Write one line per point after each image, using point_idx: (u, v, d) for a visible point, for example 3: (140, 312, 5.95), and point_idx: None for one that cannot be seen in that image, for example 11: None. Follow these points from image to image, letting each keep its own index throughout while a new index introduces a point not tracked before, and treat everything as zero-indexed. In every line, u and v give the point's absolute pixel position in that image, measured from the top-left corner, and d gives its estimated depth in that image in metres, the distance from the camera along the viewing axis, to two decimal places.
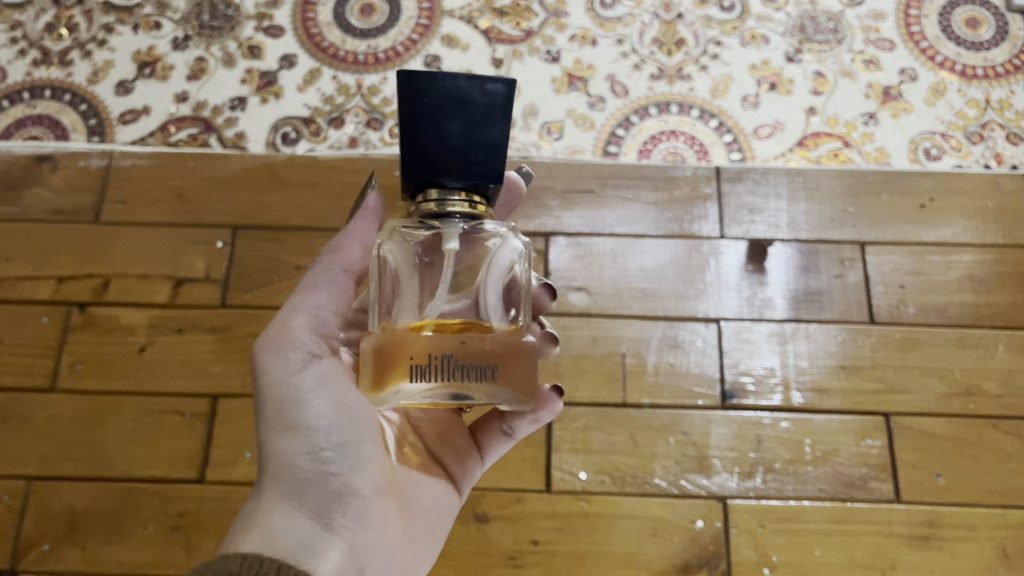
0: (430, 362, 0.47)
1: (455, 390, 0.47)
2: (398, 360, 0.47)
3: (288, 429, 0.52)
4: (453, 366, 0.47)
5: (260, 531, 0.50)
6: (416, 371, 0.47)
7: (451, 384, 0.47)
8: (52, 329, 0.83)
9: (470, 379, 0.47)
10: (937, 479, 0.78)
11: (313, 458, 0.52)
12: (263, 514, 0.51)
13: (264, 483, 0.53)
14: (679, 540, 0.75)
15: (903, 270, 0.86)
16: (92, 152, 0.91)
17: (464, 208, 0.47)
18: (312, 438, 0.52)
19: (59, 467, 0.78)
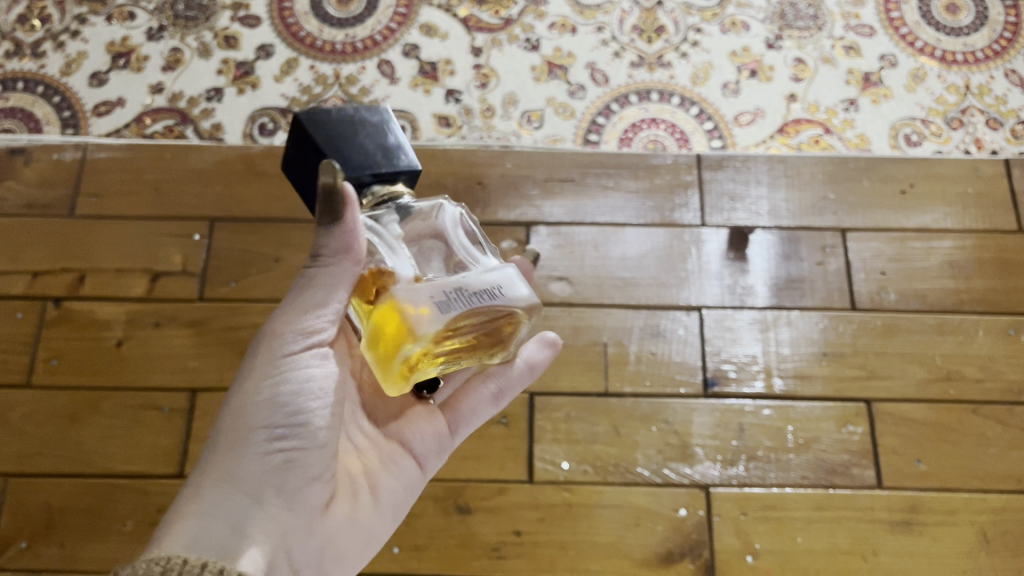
0: (448, 295, 0.51)
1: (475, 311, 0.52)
2: (418, 301, 0.50)
3: (246, 411, 0.53)
4: (467, 294, 0.52)
5: (196, 514, 0.51)
6: (440, 305, 0.51)
7: (471, 308, 0.52)
8: (27, 325, 0.82)
9: (485, 299, 0.52)
10: (917, 464, 0.78)
11: (262, 442, 0.53)
12: (200, 494, 0.52)
13: (207, 464, 0.53)
14: (662, 529, 0.75)
15: (885, 257, 0.86)
16: (66, 144, 0.90)
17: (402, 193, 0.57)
18: (267, 421, 0.53)
19: (35, 464, 0.77)
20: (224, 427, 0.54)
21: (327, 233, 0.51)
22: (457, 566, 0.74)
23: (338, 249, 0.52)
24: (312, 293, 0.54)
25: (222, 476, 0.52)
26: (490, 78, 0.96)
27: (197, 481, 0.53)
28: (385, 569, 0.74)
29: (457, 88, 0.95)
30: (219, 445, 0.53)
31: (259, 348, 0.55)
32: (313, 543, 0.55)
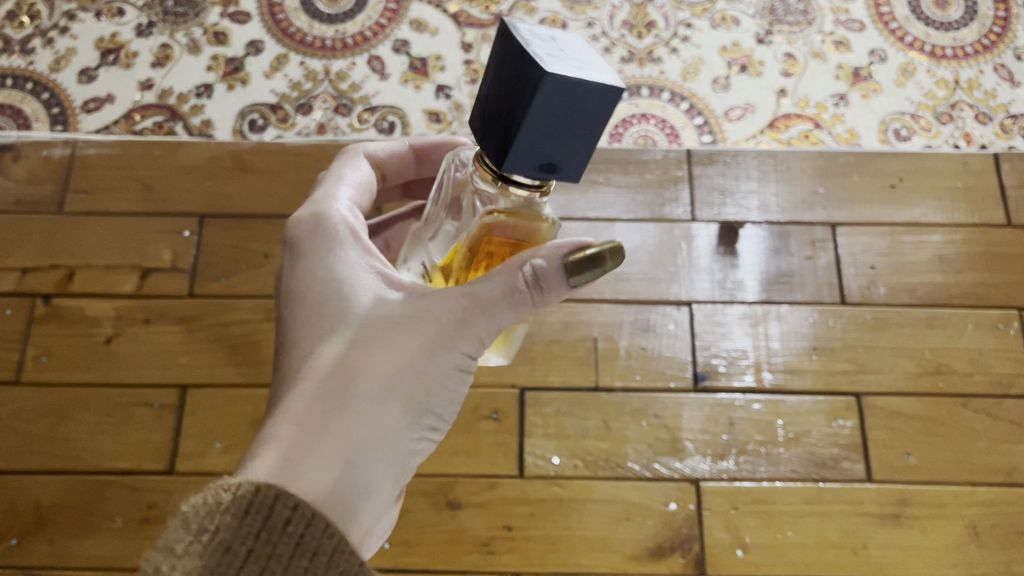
0: None
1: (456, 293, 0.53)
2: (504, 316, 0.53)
3: (416, 378, 0.47)
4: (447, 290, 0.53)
5: (335, 468, 0.44)
6: None
7: None
8: (16, 321, 0.82)
9: None
10: (907, 458, 0.78)
11: (415, 422, 0.48)
12: (342, 436, 0.44)
13: (352, 399, 0.45)
14: (652, 524, 0.75)
15: (874, 251, 0.86)
16: (55, 141, 0.89)
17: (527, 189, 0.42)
18: (429, 401, 0.48)
19: (25, 461, 0.77)
20: (392, 371, 0.46)
21: (563, 270, 0.45)
22: (448, 561, 0.74)
23: (546, 282, 0.45)
24: (503, 310, 0.46)
25: (373, 433, 0.46)
26: (480, 73, 0.96)
27: (336, 406, 0.45)
28: (377, 565, 0.74)
29: (448, 83, 0.95)
30: (376, 390, 0.46)
31: (460, 314, 0.46)
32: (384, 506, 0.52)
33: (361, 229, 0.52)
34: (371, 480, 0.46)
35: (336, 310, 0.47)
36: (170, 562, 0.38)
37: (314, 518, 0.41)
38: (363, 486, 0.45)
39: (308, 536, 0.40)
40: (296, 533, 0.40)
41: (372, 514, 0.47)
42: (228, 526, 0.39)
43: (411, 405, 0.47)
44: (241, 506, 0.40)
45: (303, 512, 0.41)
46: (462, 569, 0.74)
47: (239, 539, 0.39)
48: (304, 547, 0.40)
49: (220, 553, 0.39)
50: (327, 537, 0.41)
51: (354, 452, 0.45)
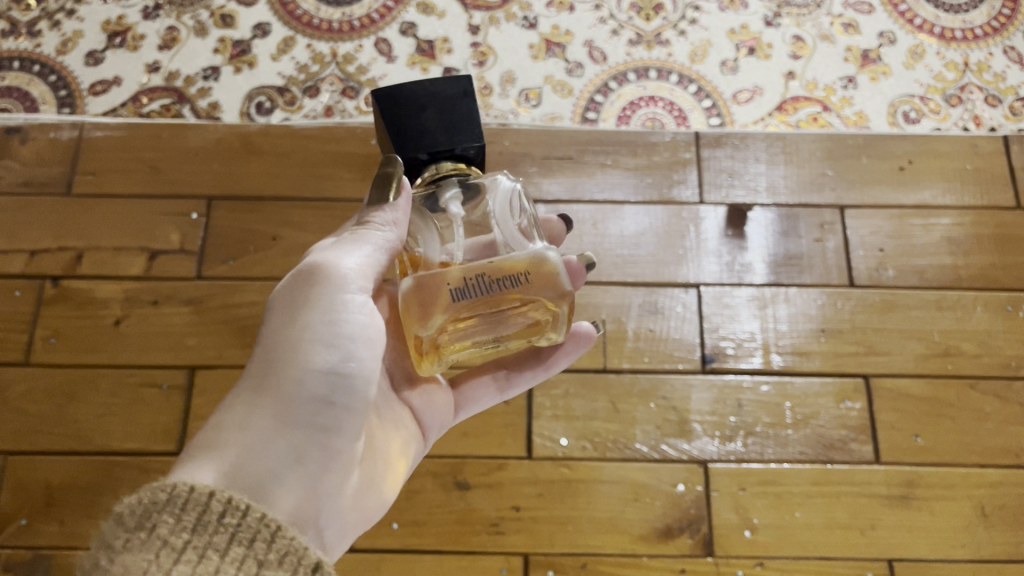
0: (467, 282, 0.49)
1: (495, 300, 0.50)
2: (441, 292, 0.49)
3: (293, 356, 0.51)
4: (487, 281, 0.50)
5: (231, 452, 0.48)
6: (458, 293, 0.49)
7: (490, 297, 0.50)
8: (25, 303, 0.82)
9: (503, 289, 0.50)
10: (915, 440, 0.78)
11: (310, 396, 0.51)
12: (234, 425, 0.49)
13: (241, 392, 0.51)
14: (660, 505, 0.75)
15: (883, 234, 0.86)
16: (63, 123, 0.89)
17: (451, 168, 0.53)
18: (324, 385, 0.51)
19: (34, 442, 0.77)
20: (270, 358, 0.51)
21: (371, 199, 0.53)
22: (455, 541, 0.74)
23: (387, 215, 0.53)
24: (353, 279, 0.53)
25: (260, 415, 0.50)
26: (488, 56, 0.95)
27: (238, 406, 0.50)
28: (385, 546, 0.74)
29: (455, 66, 0.95)
30: (260, 380, 0.51)
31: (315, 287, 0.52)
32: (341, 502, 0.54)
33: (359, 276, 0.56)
34: (269, 456, 0.49)
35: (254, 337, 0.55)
36: (112, 557, 0.40)
37: (249, 509, 0.43)
38: (269, 467, 0.49)
39: (245, 526, 0.43)
40: (233, 524, 0.43)
41: (296, 492, 0.50)
42: (167, 522, 0.42)
43: (299, 381, 0.50)
44: (178, 505, 0.42)
45: (240, 504, 0.43)
46: (470, 549, 0.74)
47: (177, 532, 0.41)
48: (242, 536, 0.43)
49: (160, 545, 0.41)
50: (261, 527, 0.43)
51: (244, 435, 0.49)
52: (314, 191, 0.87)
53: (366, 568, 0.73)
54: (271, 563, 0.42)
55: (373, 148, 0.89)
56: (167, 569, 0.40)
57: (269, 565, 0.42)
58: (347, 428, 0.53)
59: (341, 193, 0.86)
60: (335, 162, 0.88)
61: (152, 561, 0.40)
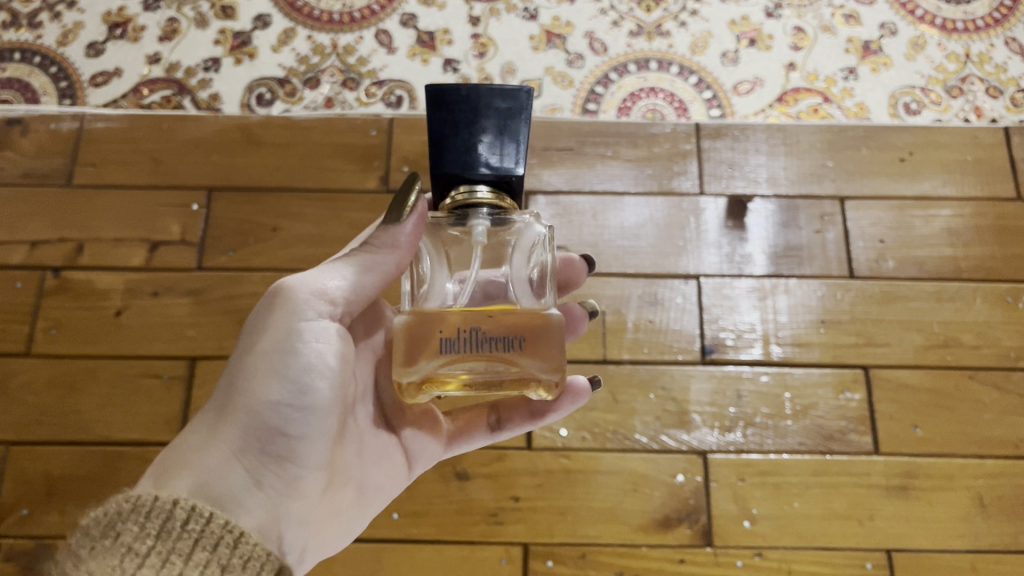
0: (459, 334, 0.48)
1: (483, 361, 0.48)
2: (432, 336, 0.48)
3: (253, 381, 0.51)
4: (480, 336, 0.48)
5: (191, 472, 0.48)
6: (446, 344, 0.48)
7: (479, 356, 0.48)
8: (26, 294, 0.82)
9: (494, 350, 0.48)
10: (914, 430, 0.78)
11: (267, 420, 0.50)
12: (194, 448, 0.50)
13: (204, 419, 0.51)
14: (659, 495, 0.75)
15: (883, 225, 0.86)
16: (63, 115, 0.90)
17: (490, 200, 0.50)
18: (285, 406, 0.51)
19: (35, 432, 0.77)
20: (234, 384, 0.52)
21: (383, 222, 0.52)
22: (455, 532, 0.74)
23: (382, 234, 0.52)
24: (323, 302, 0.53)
25: (216, 438, 0.50)
26: (488, 48, 0.95)
27: (204, 429, 0.51)
28: (385, 536, 0.74)
29: (456, 57, 0.95)
30: (223, 406, 0.52)
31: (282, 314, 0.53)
32: (305, 531, 0.53)
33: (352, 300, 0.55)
34: (225, 477, 0.49)
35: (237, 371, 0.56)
36: (77, 566, 0.40)
37: (213, 516, 0.43)
38: (225, 488, 0.48)
39: (208, 533, 0.43)
40: (197, 530, 0.43)
41: (252, 515, 0.49)
42: (132, 529, 0.42)
43: (257, 406, 0.50)
44: (142, 513, 0.42)
45: (203, 512, 0.44)
46: (469, 540, 0.74)
47: (141, 538, 0.41)
48: (205, 541, 0.43)
49: (124, 551, 0.41)
50: (222, 532, 0.43)
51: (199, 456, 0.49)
52: (314, 183, 0.87)
53: (366, 558, 0.74)
54: (234, 567, 0.43)
55: (373, 140, 0.89)
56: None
57: (233, 570, 0.43)
58: (312, 452, 0.52)
59: (342, 184, 0.86)
60: (335, 153, 0.88)
61: (115, 567, 0.40)
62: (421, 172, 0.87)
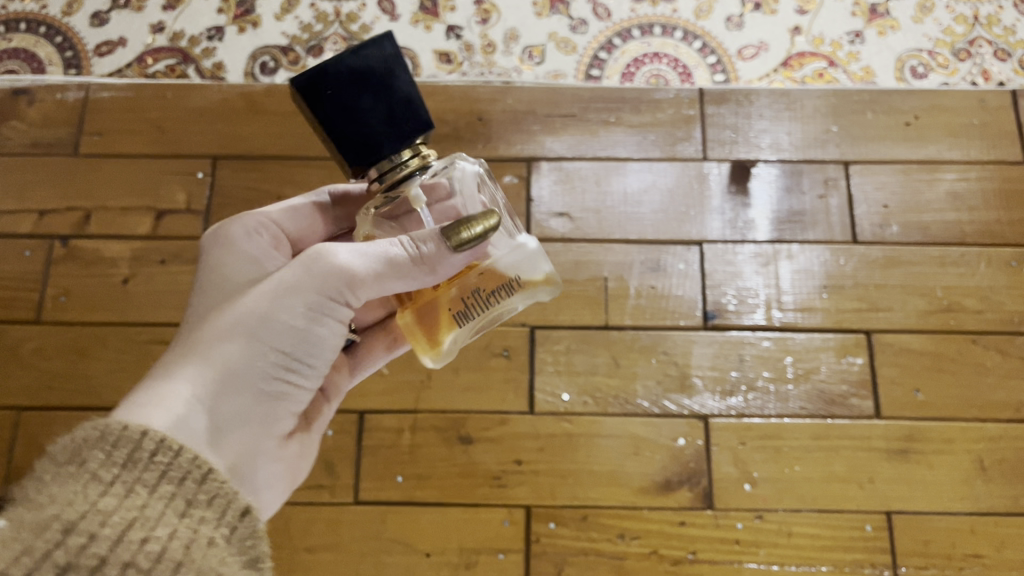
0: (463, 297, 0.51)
1: (493, 294, 0.52)
2: (439, 312, 0.52)
3: (268, 323, 0.49)
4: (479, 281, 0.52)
5: (187, 402, 0.47)
6: (458, 307, 0.52)
7: (486, 294, 0.52)
8: (35, 262, 0.83)
9: (497, 279, 0.52)
10: (916, 395, 0.78)
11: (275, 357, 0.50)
12: (188, 375, 0.48)
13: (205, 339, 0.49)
14: (660, 459, 0.76)
15: (888, 189, 0.86)
16: (69, 84, 0.90)
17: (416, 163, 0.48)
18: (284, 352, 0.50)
19: (46, 398, 0.78)
20: (240, 314, 0.49)
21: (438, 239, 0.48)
22: (459, 494, 0.76)
23: (432, 254, 0.48)
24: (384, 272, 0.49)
25: (214, 372, 0.48)
26: (491, 14, 0.95)
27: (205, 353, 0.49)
28: (390, 498, 0.76)
29: (459, 24, 0.94)
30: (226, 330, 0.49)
31: (299, 264, 0.50)
32: (273, 472, 0.54)
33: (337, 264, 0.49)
34: (215, 412, 0.48)
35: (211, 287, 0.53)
36: (39, 488, 0.38)
37: (182, 449, 0.42)
38: (211, 423, 0.48)
39: (176, 465, 0.41)
40: (163, 464, 0.41)
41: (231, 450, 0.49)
42: (98, 457, 0.39)
43: (263, 345, 0.49)
44: (110, 441, 0.40)
45: (173, 444, 0.42)
46: (473, 502, 0.75)
47: (107, 466, 0.39)
48: (171, 475, 0.41)
49: (89, 479, 0.38)
50: (193, 468, 0.42)
51: (205, 392, 0.48)
52: (318, 149, 0.87)
53: (371, 520, 0.75)
54: (200, 503, 0.41)
55: None
56: (93, 502, 0.37)
57: (197, 505, 0.41)
58: (293, 397, 0.53)
59: None
60: None
61: (77, 492, 0.38)
62: None
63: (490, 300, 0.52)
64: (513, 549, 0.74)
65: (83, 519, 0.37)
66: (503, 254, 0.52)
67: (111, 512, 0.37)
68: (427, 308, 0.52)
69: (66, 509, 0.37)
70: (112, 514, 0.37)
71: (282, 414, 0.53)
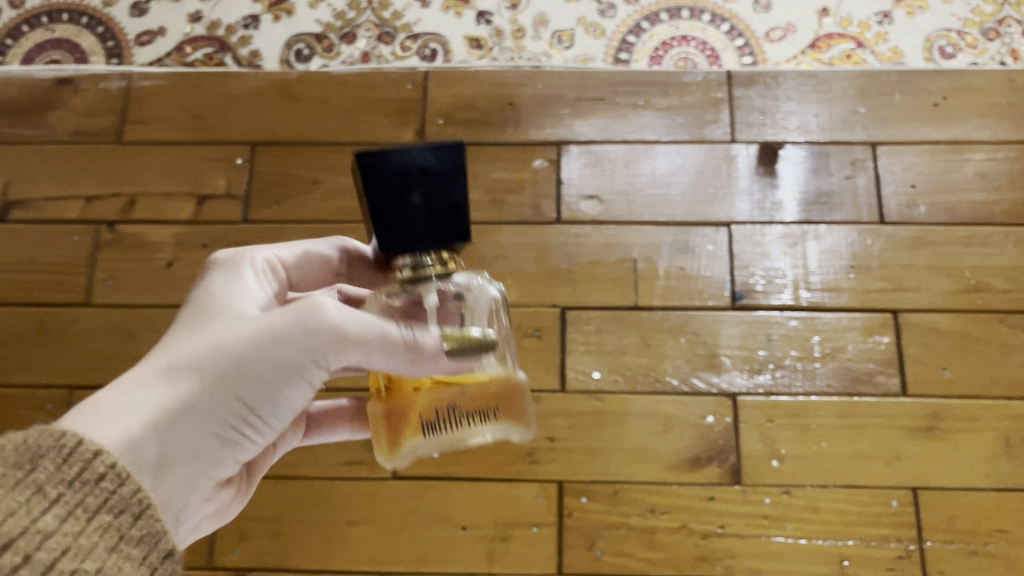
0: (436, 417, 0.50)
1: (463, 434, 0.51)
2: (408, 418, 0.50)
3: (245, 365, 0.47)
4: (457, 413, 0.50)
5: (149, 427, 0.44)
6: (425, 426, 0.50)
7: (457, 432, 0.50)
8: (83, 246, 0.86)
9: (474, 423, 0.50)
10: (942, 373, 0.80)
11: (240, 403, 0.48)
12: (152, 395, 0.45)
13: (180, 360, 0.47)
14: (690, 436, 0.78)
15: (915, 170, 0.86)
16: (111, 74, 0.93)
17: (440, 270, 0.46)
18: (251, 399, 0.48)
19: (95, 377, 0.82)
20: (221, 348, 0.47)
21: (438, 348, 0.47)
22: (494, 470, 0.78)
23: (426, 348, 0.47)
24: (373, 351, 0.47)
25: (179, 400, 0.46)
26: None
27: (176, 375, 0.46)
28: (427, 473, 0.78)
29: (488, 9, 0.96)
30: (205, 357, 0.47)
31: (292, 311, 0.48)
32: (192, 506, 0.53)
33: (331, 328, 0.47)
34: (170, 445, 0.46)
35: (198, 311, 0.50)
36: None
37: (130, 479, 0.39)
38: (162, 454, 0.46)
39: (118, 495, 0.38)
40: (108, 490, 0.38)
41: (169, 483, 0.47)
42: (46, 468, 0.36)
43: (235, 387, 0.47)
44: (62, 452, 0.37)
45: (122, 471, 0.38)
46: (507, 477, 0.78)
47: (53, 481, 0.36)
48: (113, 504, 0.38)
49: (32, 491, 0.35)
50: (136, 501, 0.38)
51: (161, 420, 0.45)
52: (352, 135, 0.89)
53: (409, 495, 0.78)
54: (132, 540, 0.38)
55: (408, 92, 0.91)
56: (33, 519, 0.35)
57: (128, 542, 0.38)
58: (241, 444, 0.51)
59: (378, 137, 0.89)
60: (372, 106, 0.90)
61: (15, 505, 0.34)
62: (456, 125, 0.89)
63: (457, 436, 0.51)
64: (546, 523, 0.77)
65: (21, 536, 0.34)
66: (492, 378, 0.50)
67: (48, 534, 0.35)
68: (398, 405, 0.50)
69: (5, 522, 0.34)
70: (49, 536, 0.35)
71: (222, 455, 0.51)
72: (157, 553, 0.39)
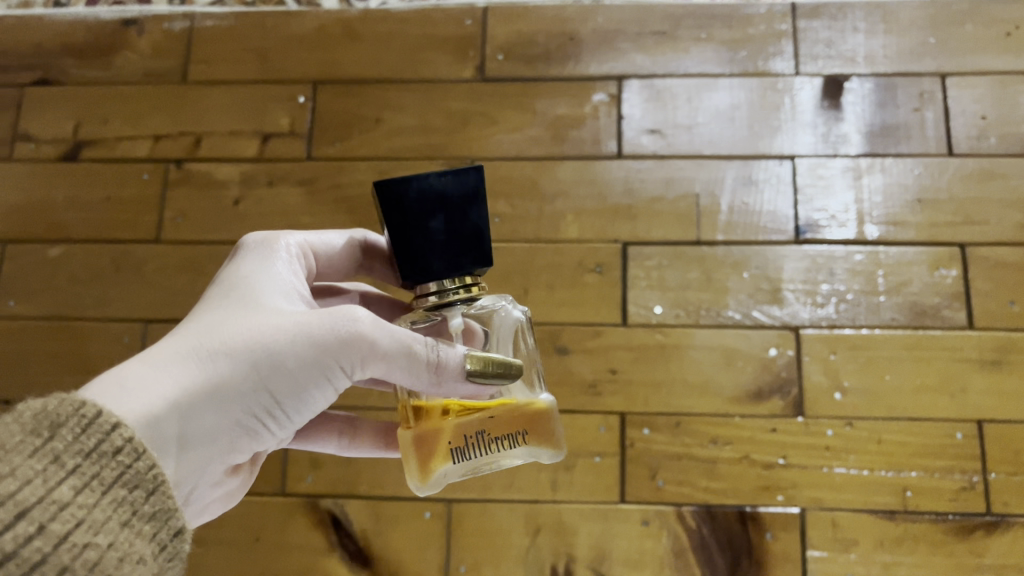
0: (466, 442, 0.48)
1: (493, 459, 0.49)
2: (437, 445, 0.48)
3: (273, 358, 0.46)
4: (486, 439, 0.48)
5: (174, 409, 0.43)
6: (455, 453, 0.48)
7: (487, 457, 0.48)
8: (153, 185, 0.89)
9: (504, 447, 0.49)
10: (1010, 306, 0.79)
11: (265, 396, 0.46)
12: (179, 375, 0.44)
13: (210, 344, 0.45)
14: (752, 369, 0.78)
15: (986, 101, 0.85)
16: (174, 14, 0.94)
17: (462, 296, 0.47)
18: (276, 393, 0.47)
19: (168, 311, 0.84)
20: (250, 337, 0.46)
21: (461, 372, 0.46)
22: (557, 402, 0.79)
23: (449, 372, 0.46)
24: (396, 363, 0.46)
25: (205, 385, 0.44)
26: None
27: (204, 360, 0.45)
28: None
29: None
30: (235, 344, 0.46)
31: (327, 313, 0.47)
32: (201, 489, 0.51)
33: (362, 334, 0.46)
34: (190, 429, 0.44)
35: (231, 296, 0.49)
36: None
37: (146, 454, 0.38)
38: (183, 436, 0.44)
39: (134, 470, 0.38)
40: (124, 464, 0.37)
41: (184, 466, 0.46)
42: (65, 438, 0.36)
43: (262, 380, 0.46)
44: (82, 423, 0.37)
45: (139, 446, 0.38)
46: (571, 409, 0.79)
47: (71, 452, 0.36)
48: (128, 479, 0.37)
49: (52, 460, 0.35)
50: (149, 478, 0.38)
51: (186, 401, 0.44)
52: (412, 73, 0.89)
53: None
54: (143, 515, 0.38)
55: (467, 29, 0.91)
56: (51, 488, 0.34)
57: (139, 518, 0.37)
58: (258, 437, 0.49)
59: (438, 75, 0.89)
60: (432, 44, 0.90)
61: (33, 474, 0.34)
62: (516, 62, 0.89)
63: (486, 462, 0.49)
64: (609, 453, 0.78)
65: (35, 506, 0.34)
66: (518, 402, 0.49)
67: (64, 505, 0.34)
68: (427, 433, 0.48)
69: (23, 489, 0.34)
70: (65, 506, 0.35)
71: (238, 447, 0.49)
72: (161, 530, 0.39)
